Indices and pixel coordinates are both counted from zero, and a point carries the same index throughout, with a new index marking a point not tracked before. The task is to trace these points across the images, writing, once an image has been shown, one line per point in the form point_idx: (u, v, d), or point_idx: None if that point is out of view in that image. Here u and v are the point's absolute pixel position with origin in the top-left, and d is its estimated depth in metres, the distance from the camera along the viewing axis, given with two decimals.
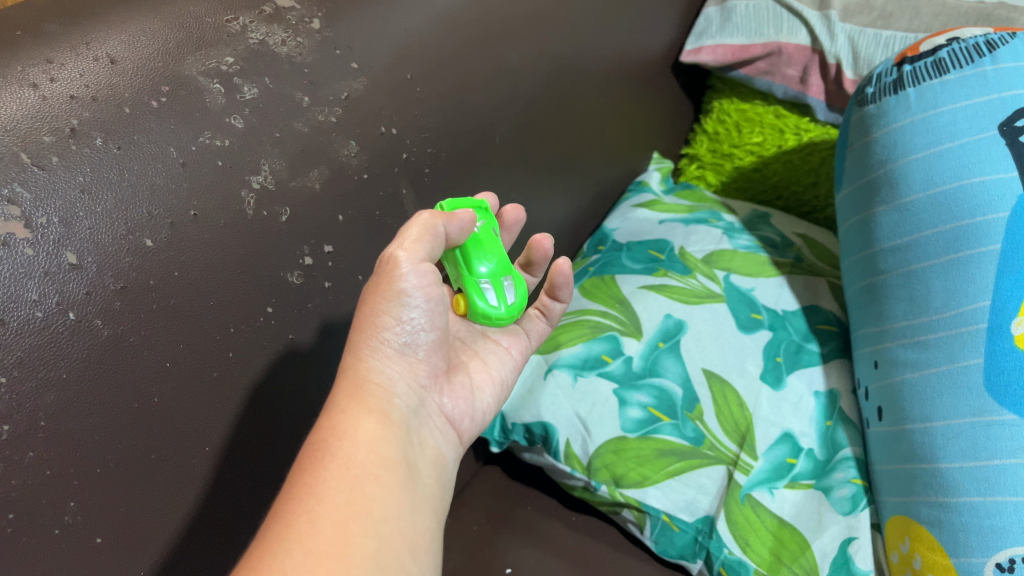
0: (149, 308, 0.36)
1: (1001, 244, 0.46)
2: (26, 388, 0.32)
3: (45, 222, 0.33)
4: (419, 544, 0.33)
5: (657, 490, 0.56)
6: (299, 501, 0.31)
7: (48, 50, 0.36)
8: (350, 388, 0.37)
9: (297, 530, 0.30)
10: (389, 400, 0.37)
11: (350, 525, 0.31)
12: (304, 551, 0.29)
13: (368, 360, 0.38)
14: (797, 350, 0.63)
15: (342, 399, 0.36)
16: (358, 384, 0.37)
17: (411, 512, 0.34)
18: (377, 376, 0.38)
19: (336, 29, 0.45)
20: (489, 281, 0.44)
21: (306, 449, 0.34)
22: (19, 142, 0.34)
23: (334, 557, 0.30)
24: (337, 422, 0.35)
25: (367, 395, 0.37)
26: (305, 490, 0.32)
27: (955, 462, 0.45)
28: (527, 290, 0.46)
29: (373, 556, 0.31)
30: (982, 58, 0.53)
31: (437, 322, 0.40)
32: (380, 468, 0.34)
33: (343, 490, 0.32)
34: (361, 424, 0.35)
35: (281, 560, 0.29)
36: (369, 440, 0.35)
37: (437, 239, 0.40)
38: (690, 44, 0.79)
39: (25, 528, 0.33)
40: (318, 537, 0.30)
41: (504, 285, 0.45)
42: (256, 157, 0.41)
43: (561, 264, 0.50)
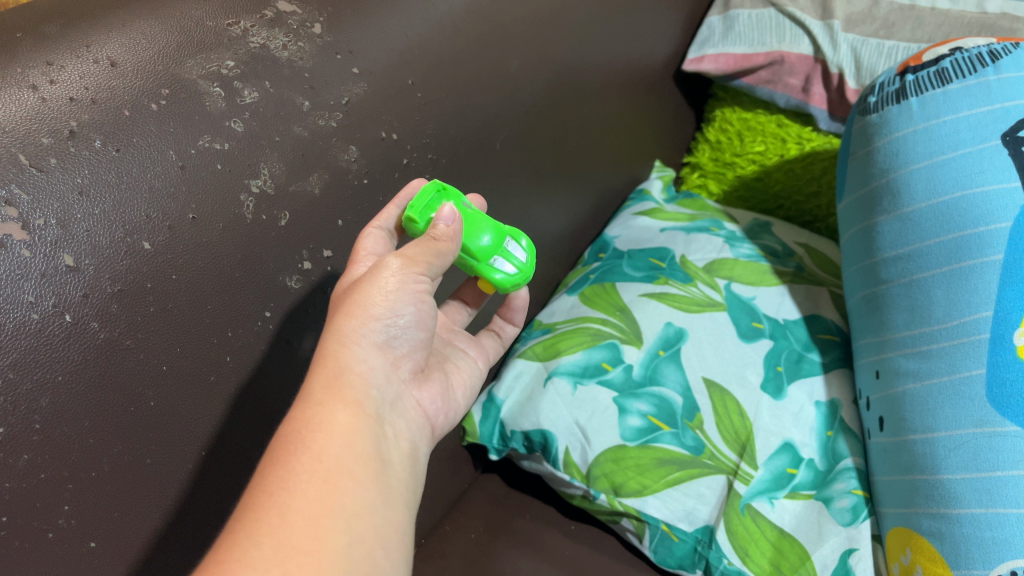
0: (147, 311, 0.36)
1: (1004, 254, 0.46)
2: (20, 391, 0.32)
3: (42, 224, 0.33)
4: (390, 539, 0.33)
5: (657, 499, 0.56)
6: (269, 493, 0.31)
7: (48, 51, 0.36)
8: (327, 376, 0.35)
9: (268, 524, 0.29)
10: (364, 392, 0.36)
11: (322, 520, 0.30)
12: (276, 546, 0.29)
13: (346, 350, 0.36)
14: (798, 359, 0.62)
15: (317, 388, 0.35)
16: (336, 372, 0.35)
17: (383, 507, 0.33)
18: (354, 366, 0.36)
19: (337, 34, 0.45)
20: (496, 254, 0.47)
21: (276, 441, 0.33)
22: (18, 144, 0.33)
23: (306, 552, 0.29)
24: (310, 414, 0.33)
25: (345, 386, 0.35)
26: (277, 484, 0.31)
27: (956, 473, 0.44)
28: (520, 236, 0.50)
29: (343, 552, 0.30)
30: (986, 67, 0.52)
31: (422, 325, 0.40)
32: (353, 462, 0.33)
33: (315, 484, 0.31)
34: (337, 416, 0.34)
35: (250, 554, 0.28)
36: (343, 433, 0.34)
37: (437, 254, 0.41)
38: (693, 52, 0.79)
39: (18, 532, 0.33)
40: (289, 532, 0.29)
41: (507, 249, 0.48)
42: (256, 161, 0.41)
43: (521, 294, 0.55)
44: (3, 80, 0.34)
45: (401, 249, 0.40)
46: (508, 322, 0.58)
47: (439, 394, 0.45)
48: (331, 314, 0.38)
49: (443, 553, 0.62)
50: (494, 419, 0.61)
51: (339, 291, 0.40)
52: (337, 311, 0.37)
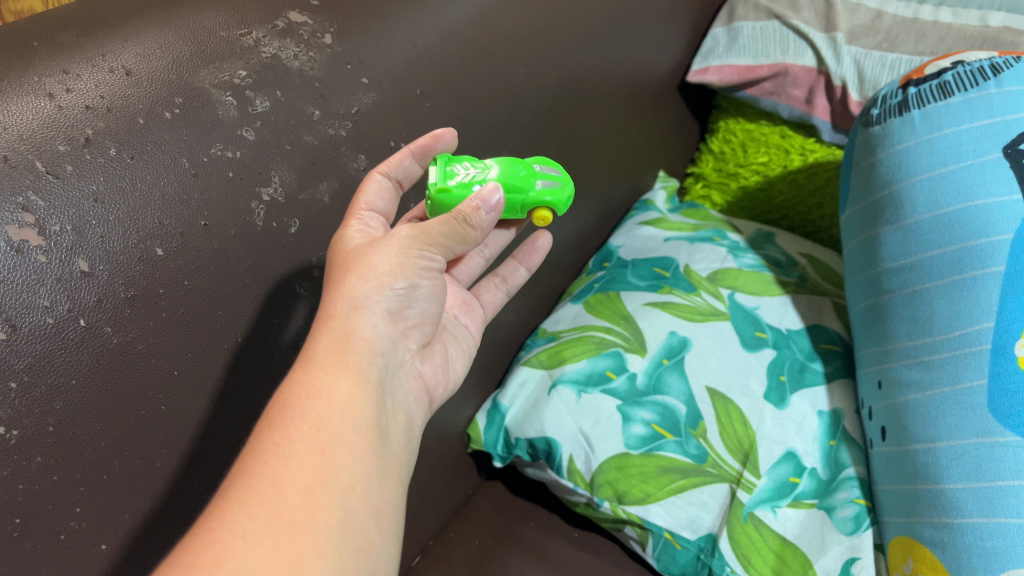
0: (159, 316, 0.37)
1: (1006, 265, 0.46)
2: (34, 394, 0.32)
3: (58, 230, 0.34)
4: (384, 514, 0.32)
5: (660, 507, 0.56)
6: (263, 462, 0.30)
7: (64, 60, 0.37)
8: (333, 340, 0.35)
9: (261, 493, 0.29)
10: (369, 359, 0.36)
11: (317, 493, 0.30)
12: (267, 518, 0.28)
13: (356, 315, 0.36)
14: (801, 369, 0.62)
15: (321, 354, 0.34)
16: (342, 338, 0.35)
17: (379, 481, 0.33)
18: (362, 331, 0.36)
19: (346, 44, 0.46)
20: (540, 180, 0.49)
21: (275, 405, 0.32)
22: (34, 151, 0.34)
23: (298, 524, 0.28)
24: (313, 380, 0.33)
25: (350, 353, 0.35)
26: (273, 453, 0.30)
27: (958, 483, 0.45)
28: (545, 163, 0.51)
29: (336, 527, 0.29)
30: (987, 81, 0.53)
31: (434, 299, 0.41)
32: (352, 434, 0.32)
33: (311, 454, 0.31)
34: (340, 383, 0.33)
35: (240, 524, 0.28)
36: (343, 401, 0.33)
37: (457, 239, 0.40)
38: (697, 64, 0.79)
39: (31, 533, 0.33)
40: (282, 503, 0.29)
41: (544, 174, 0.49)
42: (267, 169, 0.42)
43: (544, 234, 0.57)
44: (20, 88, 0.35)
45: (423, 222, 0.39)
46: (521, 265, 0.57)
47: (437, 369, 0.45)
48: (341, 275, 0.37)
49: (447, 560, 0.63)
50: (499, 426, 0.62)
51: (348, 249, 0.40)
52: (352, 272, 0.37)
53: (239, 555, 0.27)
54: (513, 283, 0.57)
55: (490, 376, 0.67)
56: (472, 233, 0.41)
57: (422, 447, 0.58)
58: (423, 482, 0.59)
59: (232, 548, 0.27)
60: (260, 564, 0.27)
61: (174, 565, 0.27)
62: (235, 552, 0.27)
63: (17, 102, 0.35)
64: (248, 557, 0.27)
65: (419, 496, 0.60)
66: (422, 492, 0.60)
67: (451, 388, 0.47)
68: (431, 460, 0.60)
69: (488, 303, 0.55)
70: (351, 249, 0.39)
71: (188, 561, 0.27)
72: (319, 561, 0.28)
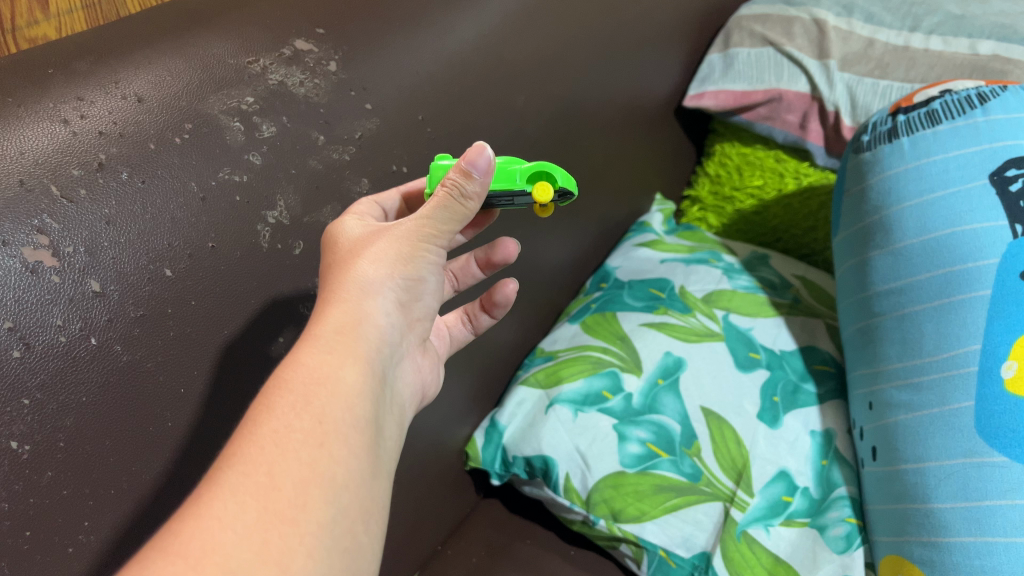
0: (167, 335, 0.38)
1: (990, 291, 0.48)
2: (47, 410, 0.34)
3: (72, 251, 0.35)
4: (372, 515, 0.31)
5: (655, 525, 0.57)
6: (257, 447, 0.28)
7: (79, 87, 0.39)
8: (343, 326, 0.35)
9: (253, 482, 0.27)
10: (378, 347, 0.35)
11: (310, 488, 0.28)
12: (259, 509, 0.26)
13: (368, 300, 0.36)
14: (794, 390, 0.63)
15: (330, 335, 0.34)
16: (352, 323, 0.35)
17: (370, 479, 0.31)
18: (375, 317, 0.36)
19: (351, 71, 0.47)
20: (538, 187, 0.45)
21: (273, 385, 0.31)
22: (50, 176, 0.36)
23: (289, 520, 0.27)
24: (322, 363, 0.32)
25: (359, 339, 0.35)
26: (270, 439, 0.29)
27: (946, 503, 0.46)
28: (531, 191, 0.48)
29: (327, 526, 0.28)
30: (974, 109, 0.55)
31: (435, 293, 0.42)
32: (351, 426, 0.31)
33: (308, 446, 0.29)
34: (345, 370, 0.33)
35: (229, 512, 0.26)
36: (346, 390, 0.32)
37: (458, 217, 0.38)
38: (694, 88, 0.81)
39: (41, 545, 0.34)
40: (276, 494, 0.27)
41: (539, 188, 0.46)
42: (273, 193, 0.43)
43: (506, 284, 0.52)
44: (36, 114, 0.37)
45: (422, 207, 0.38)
46: (486, 312, 0.54)
47: (430, 369, 0.45)
48: (349, 262, 0.37)
49: None
50: (497, 445, 0.63)
51: (348, 239, 0.40)
52: (360, 258, 0.37)
53: (226, 546, 0.25)
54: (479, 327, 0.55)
55: (488, 395, 0.68)
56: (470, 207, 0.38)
57: (420, 464, 0.59)
58: (421, 501, 0.60)
59: (221, 538, 0.25)
60: (248, 560, 0.25)
61: (154, 550, 0.25)
62: (223, 544, 0.25)
63: (33, 127, 0.36)
64: (236, 548, 0.25)
65: (417, 514, 0.60)
66: (420, 511, 0.60)
67: (436, 389, 0.47)
68: (429, 478, 0.61)
69: (454, 337, 0.53)
70: (353, 241, 0.39)
71: (170, 547, 0.25)
72: (307, 561, 0.27)
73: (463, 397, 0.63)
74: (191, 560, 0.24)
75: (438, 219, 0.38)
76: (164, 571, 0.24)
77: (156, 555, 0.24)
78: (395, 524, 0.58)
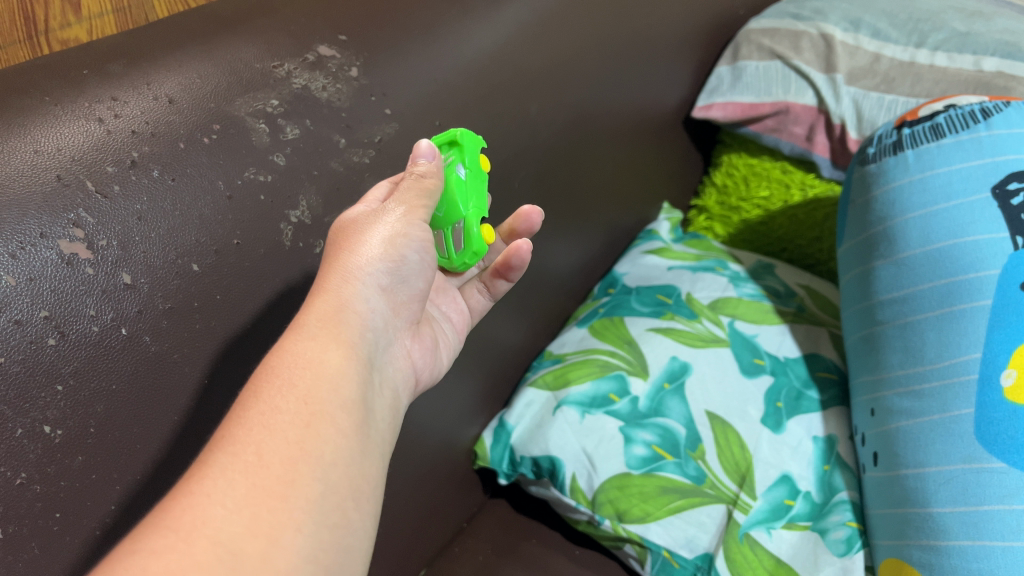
0: (193, 328, 0.39)
1: (992, 300, 0.49)
2: (79, 396, 0.35)
3: (105, 244, 0.37)
4: (363, 493, 0.31)
5: (658, 526, 0.58)
6: (245, 429, 0.29)
7: (112, 88, 0.40)
8: (326, 311, 0.35)
9: (242, 460, 0.28)
10: (361, 332, 0.36)
11: (298, 465, 0.28)
12: (247, 485, 0.27)
13: (350, 287, 0.37)
14: (797, 396, 0.65)
15: (314, 323, 0.34)
16: (335, 309, 0.35)
17: (361, 458, 0.31)
18: (356, 304, 0.37)
19: (371, 77, 0.49)
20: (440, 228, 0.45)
21: (262, 372, 0.32)
22: (86, 172, 0.37)
23: (276, 495, 0.27)
24: (304, 348, 0.33)
25: (342, 325, 0.35)
26: (257, 421, 0.29)
27: (946, 507, 0.47)
28: (478, 245, 0.45)
29: (316, 502, 0.28)
30: (978, 124, 0.56)
31: (424, 274, 0.42)
32: (340, 407, 0.32)
33: (296, 426, 0.30)
34: (330, 353, 0.33)
35: (220, 490, 0.27)
36: (334, 373, 0.33)
37: (431, 194, 0.41)
38: (702, 100, 0.83)
39: (70, 527, 0.35)
40: (263, 471, 0.28)
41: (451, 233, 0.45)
42: (295, 193, 0.44)
43: (521, 250, 0.50)
44: (72, 112, 0.38)
45: (397, 193, 0.41)
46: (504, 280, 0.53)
47: (426, 352, 0.45)
48: (336, 251, 0.38)
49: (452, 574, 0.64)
50: (505, 444, 0.65)
51: (337, 227, 0.40)
52: (347, 247, 0.38)
53: (216, 520, 0.26)
54: (496, 293, 0.55)
55: (497, 396, 0.69)
56: (433, 183, 0.41)
57: (430, 463, 0.60)
58: (429, 499, 0.61)
59: (210, 513, 0.26)
60: (237, 533, 0.26)
61: (149, 524, 0.26)
62: (212, 518, 0.26)
63: (69, 125, 0.38)
64: (226, 522, 0.26)
65: (426, 510, 0.61)
66: (427, 509, 0.62)
67: (438, 374, 0.47)
68: (437, 476, 0.62)
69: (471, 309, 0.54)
70: (339, 230, 0.40)
71: (164, 522, 0.25)
72: (297, 534, 0.27)
73: (471, 397, 0.64)
74: (182, 532, 0.25)
75: (408, 195, 0.40)
76: (155, 543, 0.25)
77: (149, 529, 0.25)
78: (404, 521, 0.59)
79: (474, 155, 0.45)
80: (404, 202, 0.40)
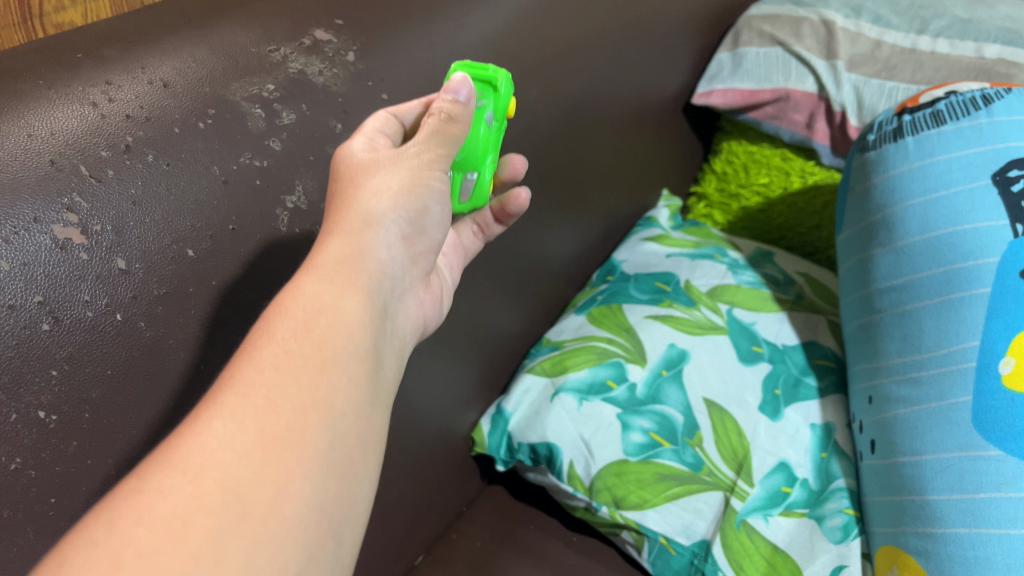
0: (189, 313, 0.39)
1: (991, 287, 0.49)
2: (74, 382, 0.35)
3: (100, 229, 0.36)
4: (369, 443, 0.31)
5: (656, 513, 0.59)
6: (257, 371, 0.29)
7: (107, 72, 0.40)
8: (341, 258, 0.35)
9: (253, 403, 0.28)
10: (375, 279, 0.36)
11: (308, 413, 0.28)
12: (257, 429, 0.27)
13: (368, 232, 0.37)
14: (795, 383, 0.64)
15: (329, 266, 0.34)
16: (351, 254, 0.35)
17: (369, 408, 0.31)
18: (371, 250, 0.37)
19: (368, 62, 0.49)
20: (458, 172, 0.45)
21: (274, 313, 0.32)
22: (80, 157, 0.37)
23: (285, 441, 0.27)
24: (318, 292, 0.33)
25: (357, 271, 0.35)
26: (269, 363, 0.29)
27: (942, 495, 0.47)
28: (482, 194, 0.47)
29: (324, 450, 0.28)
30: (978, 111, 0.55)
31: (441, 224, 0.42)
32: (351, 355, 0.32)
33: (307, 372, 0.29)
34: (344, 301, 0.33)
35: (229, 432, 0.26)
36: (346, 320, 0.32)
37: (453, 137, 0.41)
38: (701, 87, 0.82)
39: (66, 513, 0.35)
40: (273, 415, 0.27)
41: (464, 179, 0.46)
42: (291, 178, 0.44)
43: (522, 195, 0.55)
44: (66, 96, 0.38)
45: (418, 135, 0.40)
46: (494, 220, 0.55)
47: (433, 303, 0.46)
48: (352, 192, 0.38)
49: (449, 560, 0.65)
50: (502, 431, 0.64)
51: (351, 163, 0.39)
52: (363, 189, 0.38)
53: (225, 462, 0.25)
54: (487, 235, 0.56)
55: (495, 383, 0.69)
56: (462, 127, 0.41)
57: (428, 450, 0.60)
58: (427, 486, 0.61)
59: (219, 455, 0.26)
60: (245, 476, 0.25)
61: (155, 461, 0.25)
62: (221, 460, 0.25)
63: (63, 110, 0.37)
64: (234, 466, 0.25)
65: (424, 497, 0.62)
66: (425, 496, 0.62)
67: (438, 322, 0.48)
68: (435, 463, 0.62)
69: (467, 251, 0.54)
70: (354, 168, 0.39)
71: (170, 460, 0.25)
72: (304, 482, 0.27)
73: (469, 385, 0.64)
74: (190, 473, 0.25)
75: (434, 141, 0.40)
76: (162, 482, 0.24)
77: (155, 466, 0.25)
78: (402, 508, 0.59)
79: (505, 99, 0.45)
80: (428, 149, 0.40)
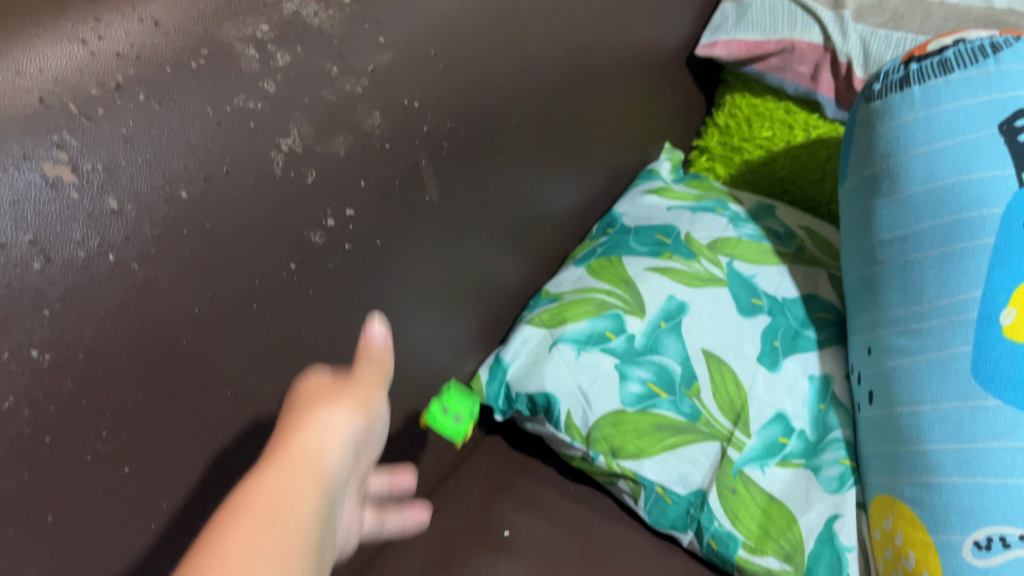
0: (183, 256, 0.39)
1: (995, 238, 0.48)
2: (67, 322, 0.34)
3: (90, 169, 0.35)
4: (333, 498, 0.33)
5: (652, 463, 0.59)
6: (264, 489, 0.29)
7: (94, 5, 0.36)
8: (321, 420, 0.34)
9: (252, 524, 0.27)
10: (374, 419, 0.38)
11: (304, 515, 0.29)
12: (267, 548, 0.27)
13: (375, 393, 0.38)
14: (794, 335, 0.65)
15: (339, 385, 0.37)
16: (357, 435, 0.36)
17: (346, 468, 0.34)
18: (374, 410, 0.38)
19: (364, 4, 0.45)
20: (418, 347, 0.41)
21: (280, 439, 0.33)
22: (68, 94, 0.35)
23: (288, 530, 0.28)
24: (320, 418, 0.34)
25: (365, 392, 0.37)
26: (276, 477, 0.30)
27: (939, 444, 0.47)
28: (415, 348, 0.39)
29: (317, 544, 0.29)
30: (987, 59, 0.54)
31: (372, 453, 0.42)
32: (330, 494, 0.32)
33: (307, 484, 0.31)
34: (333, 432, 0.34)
35: (243, 544, 0.26)
36: (323, 482, 0.32)
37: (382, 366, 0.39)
38: (706, 38, 0.80)
39: (61, 453, 0.35)
40: (279, 526, 0.28)
41: None
42: (286, 121, 0.42)
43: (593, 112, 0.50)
44: (53, 31, 0.35)
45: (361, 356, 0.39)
46: None
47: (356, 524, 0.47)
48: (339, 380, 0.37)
49: (447, 508, 0.65)
50: (500, 381, 0.63)
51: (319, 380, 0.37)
52: (356, 382, 0.37)
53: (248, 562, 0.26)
54: None
55: (493, 334, 0.68)
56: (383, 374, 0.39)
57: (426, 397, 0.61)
58: (423, 435, 0.62)
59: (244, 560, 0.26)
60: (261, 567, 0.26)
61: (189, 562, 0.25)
62: (246, 557, 0.26)
63: (51, 46, 0.35)
64: (256, 560, 0.26)
65: (422, 446, 0.62)
66: (421, 446, 0.62)
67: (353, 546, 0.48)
68: None
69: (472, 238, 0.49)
70: (312, 389, 0.36)
71: (204, 556, 0.25)
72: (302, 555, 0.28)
73: (467, 335, 0.64)
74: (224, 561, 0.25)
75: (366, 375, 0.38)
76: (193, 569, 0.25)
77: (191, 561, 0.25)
78: (397, 456, 0.59)
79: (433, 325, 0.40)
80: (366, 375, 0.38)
